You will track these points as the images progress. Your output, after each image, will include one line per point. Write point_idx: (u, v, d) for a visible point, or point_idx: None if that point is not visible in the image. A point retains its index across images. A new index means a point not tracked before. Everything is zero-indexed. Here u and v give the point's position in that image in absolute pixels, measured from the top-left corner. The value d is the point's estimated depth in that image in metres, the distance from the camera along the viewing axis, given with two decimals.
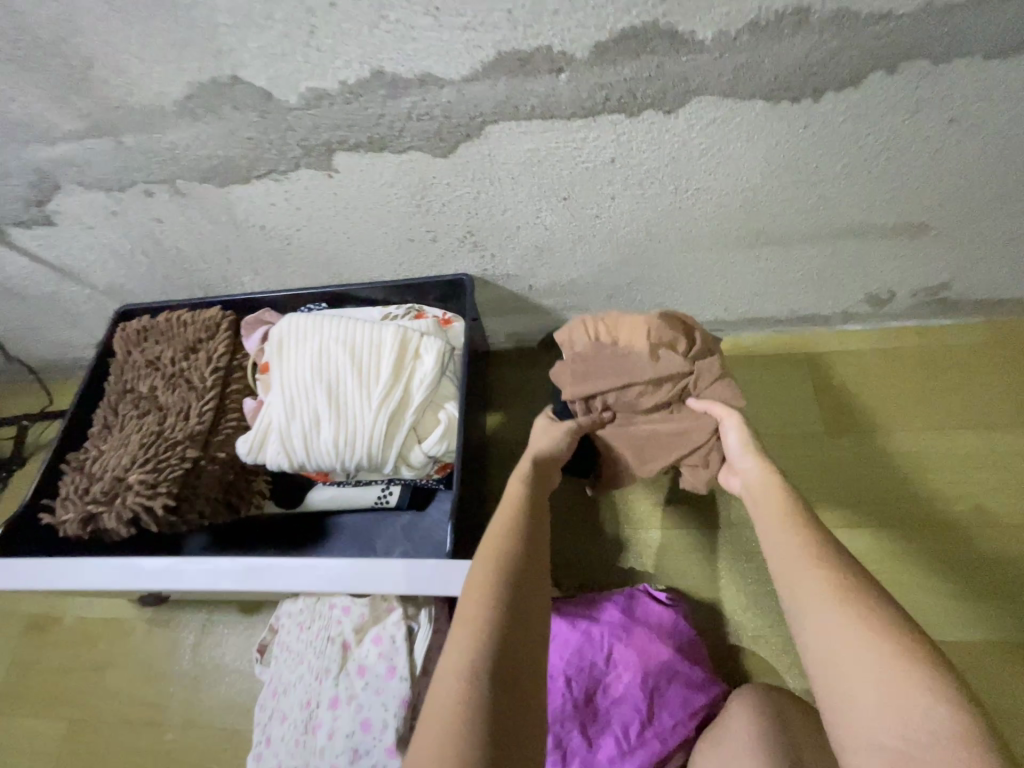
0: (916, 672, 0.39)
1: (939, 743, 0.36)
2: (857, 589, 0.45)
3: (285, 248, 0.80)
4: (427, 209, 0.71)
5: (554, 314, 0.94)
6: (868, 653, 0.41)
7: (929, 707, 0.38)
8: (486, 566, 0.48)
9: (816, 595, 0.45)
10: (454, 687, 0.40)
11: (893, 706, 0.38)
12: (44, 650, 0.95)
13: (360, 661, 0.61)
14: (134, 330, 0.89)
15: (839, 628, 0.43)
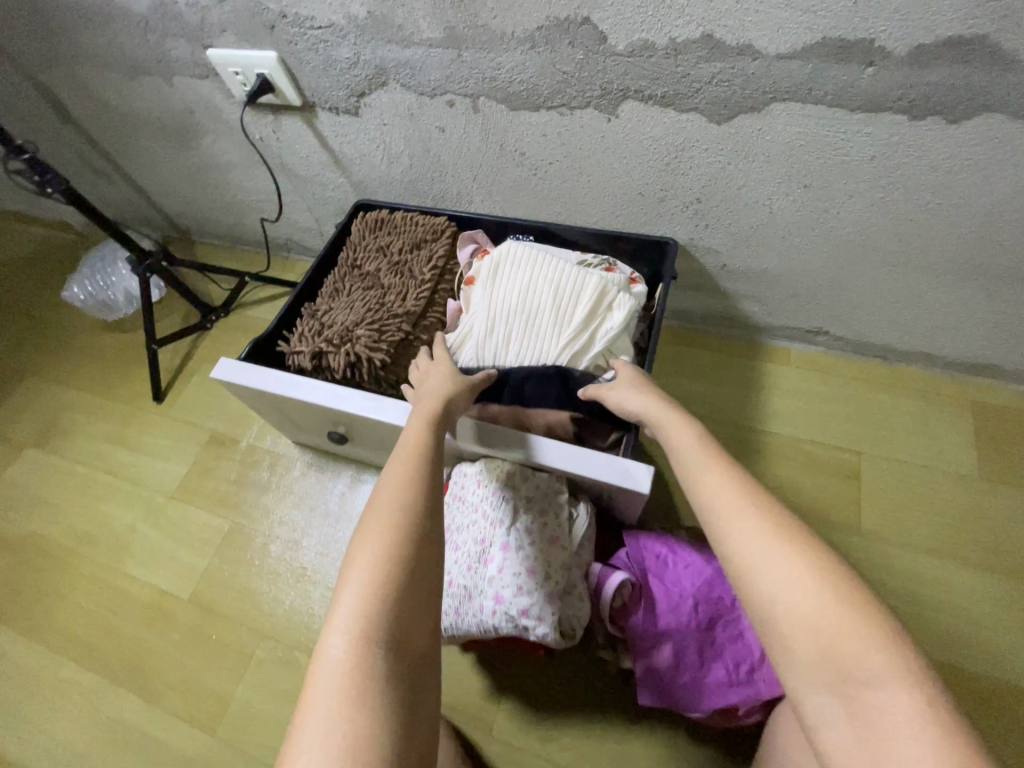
0: (858, 615, 0.42)
1: (900, 709, 0.38)
2: (793, 531, 0.47)
3: (527, 177, 0.92)
4: (673, 170, 0.81)
5: (731, 298, 1.01)
6: (810, 596, 0.43)
7: (875, 653, 0.40)
8: (368, 531, 0.51)
9: (768, 551, 0.46)
10: (338, 656, 0.43)
11: (843, 652, 0.41)
12: (218, 460, 1.13)
13: (531, 522, 0.70)
14: (372, 218, 1.04)
15: (795, 574, 0.44)
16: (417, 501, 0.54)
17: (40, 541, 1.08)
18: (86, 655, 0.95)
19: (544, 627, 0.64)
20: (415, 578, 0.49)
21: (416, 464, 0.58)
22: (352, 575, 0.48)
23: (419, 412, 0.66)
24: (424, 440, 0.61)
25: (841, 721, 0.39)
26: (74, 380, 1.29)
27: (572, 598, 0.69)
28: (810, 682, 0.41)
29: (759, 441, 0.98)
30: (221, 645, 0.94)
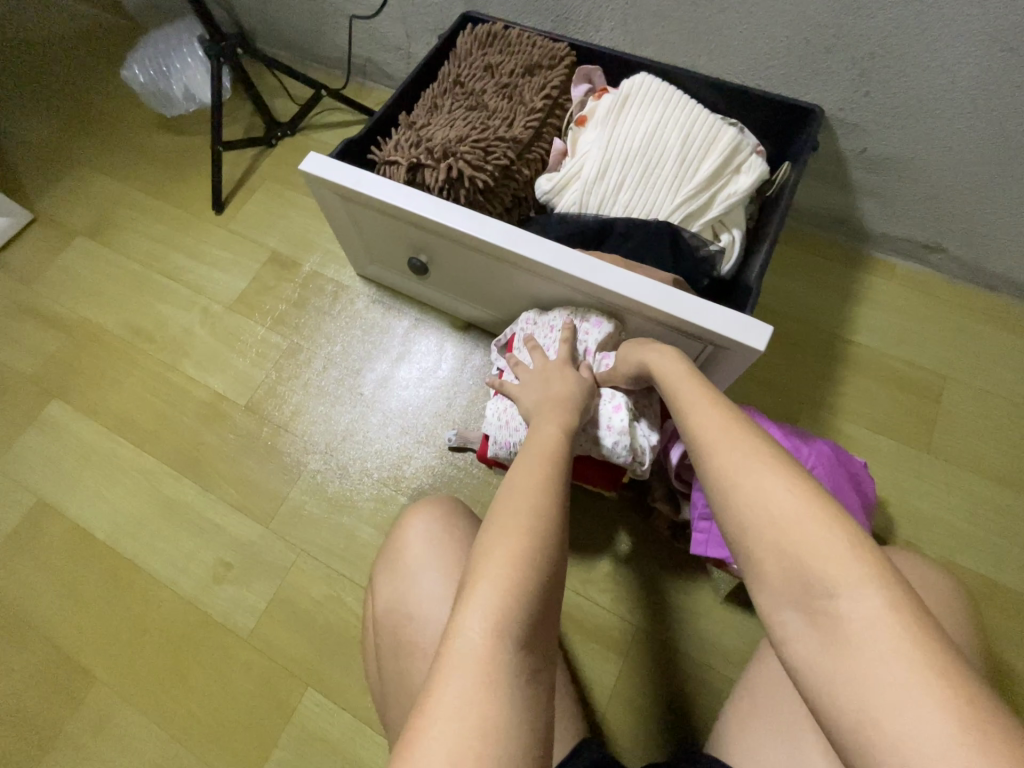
0: (827, 519, 0.37)
1: (869, 617, 0.33)
2: (767, 440, 0.43)
3: (676, 4, 0.81)
4: (858, 9, 0.71)
5: (855, 196, 0.93)
6: (778, 502, 0.38)
7: (844, 559, 0.35)
8: (503, 518, 0.44)
9: (743, 463, 0.41)
10: (476, 643, 0.37)
11: (810, 562, 0.36)
12: (279, 281, 1.09)
13: (601, 365, 0.75)
14: (483, 32, 0.92)
15: (773, 487, 0.39)
16: (555, 500, 0.47)
17: (95, 329, 1.07)
18: (144, 439, 0.97)
19: (610, 443, 0.70)
20: (550, 580, 0.42)
21: (551, 468, 0.51)
22: (486, 554, 0.42)
23: (551, 419, 0.61)
24: (555, 449, 0.55)
25: (805, 632, 0.35)
26: (125, 176, 1.21)
27: (642, 426, 0.72)
28: (776, 597, 0.37)
29: (845, 350, 0.95)
30: (276, 451, 0.95)
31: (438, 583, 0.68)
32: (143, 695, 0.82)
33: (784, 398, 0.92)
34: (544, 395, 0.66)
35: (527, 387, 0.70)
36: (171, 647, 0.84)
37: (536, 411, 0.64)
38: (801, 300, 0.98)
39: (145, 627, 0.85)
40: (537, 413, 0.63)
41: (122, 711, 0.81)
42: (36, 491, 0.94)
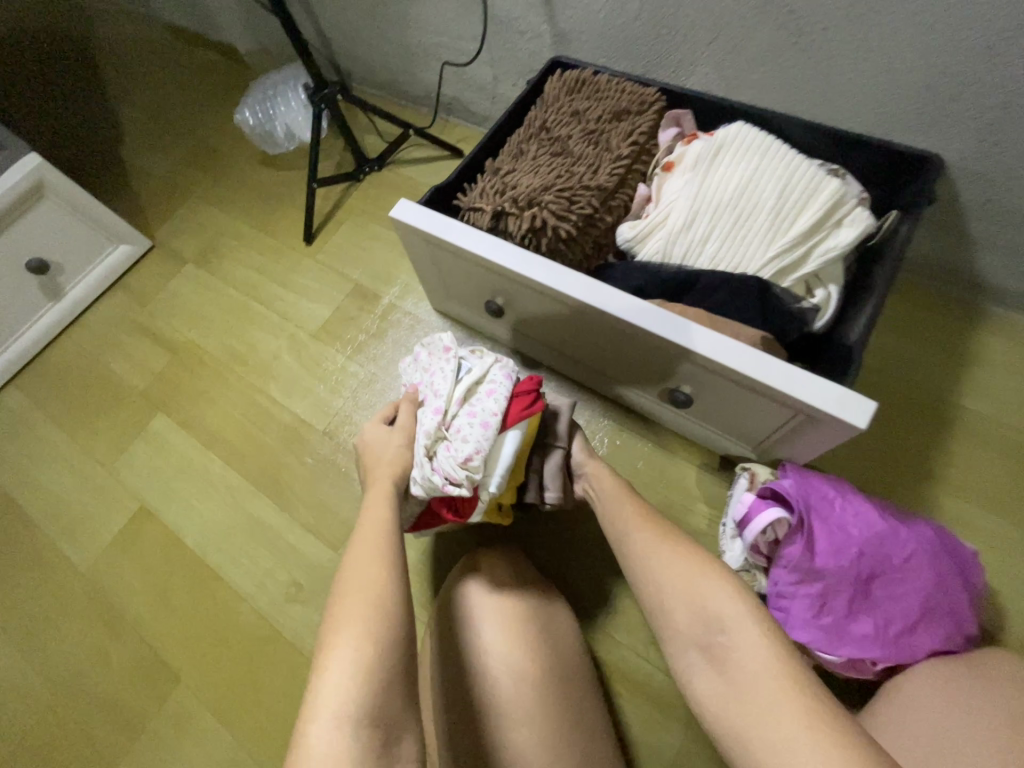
0: (718, 580, 0.57)
1: (753, 646, 0.50)
2: (677, 537, 0.64)
3: (780, 47, 0.77)
4: (994, 56, 0.65)
5: (971, 247, 0.85)
6: (681, 576, 0.59)
7: (726, 603, 0.54)
8: (334, 616, 0.48)
9: (662, 553, 0.62)
10: (319, 748, 0.40)
11: (710, 616, 0.55)
12: (361, 311, 1.15)
13: (423, 385, 0.74)
14: (572, 79, 0.93)
15: (677, 568, 0.60)
16: (385, 574, 0.52)
17: (198, 350, 1.17)
18: (233, 457, 1.04)
19: (422, 481, 0.67)
20: (389, 657, 0.46)
21: (390, 545, 0.55)
22: (335, 646, 0.46)
23: (380, 496, 0.63)
24: (391, 522, 0.58)
25: (706, 668, 0.53)
26: (231, 208, 1.33)
27: (446, 440, 0.68)
28: (687, 642, 0.56)
29: (953, 416, 0.86)
30: (349, 478, 0.99)
31: (499, 638, 0.67)
32: (221, 702, 0.87)
33: (877, 465, 0.85)
34: (372, 475, 0.68)
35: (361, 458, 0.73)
36: (247, 659, 0.89)
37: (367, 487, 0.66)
38: (900, 357, 0.91)
39: (225, 637, 0.91)
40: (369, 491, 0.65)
41: (201, 715, 0.87)
42: (140, 497, 1.04)
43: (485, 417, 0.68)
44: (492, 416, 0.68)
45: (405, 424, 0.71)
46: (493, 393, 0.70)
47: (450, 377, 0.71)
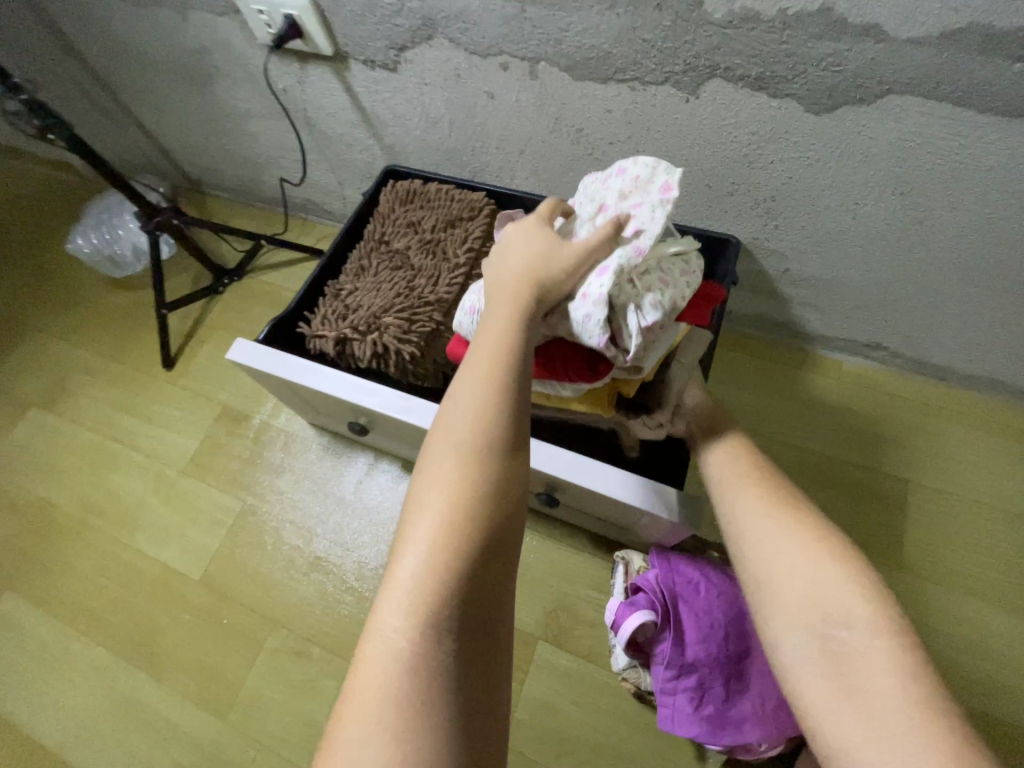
0: (850, 575, 0.45)
1: (873, 652, 0.41)
2: (807, 514, 0.50)
3: (581, 156, 0.82)
4: (751, 163, 0.72)
5: (787, 306, 0.93)
6: (804, 560, 0.47)
7: (856, 605, 0.43)
8: (428, 487, 0.38)
9: (786, 527, 0.50)
10: (393, 645, 0.33)
11: (833, 610, 0.44)
12: (231, 436, 1.08)
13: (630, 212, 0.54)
14: (404, 190, 0.93)
15: (809, 553, 0.47)
16: (495, 447, 0.39)
17: (50, 507, 1.05)
18: (98, 629, 0.94)
19: (600, 321, 0.48)
20: (490, 555, 0.36)
21: (501, 362, 0.42)
22: (419, 511, 0.38)
23: (503, 296, 0.47)
24: (513, 334, 0.44)
25: (814, 659, 0.43)
26: (78, 339, 1.22)
27: (642, 301, 0.50)
28: (792, 625, 0.45)
29: (802, 459, 0.93)
30: (232, 629, 0.91)
31: None
32: None
33: None
34: (500, 270, 0.51)
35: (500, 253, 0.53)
36: None
37: (490, 286, 0.50)
38: (750, 410, 0.97)
39: None
40: (499, 283, 0.49)
41: None
42: None
43: (678, 295, 0.53)
44: (681, 298, 0.53)
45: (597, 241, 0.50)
46: (687, 275, 0.55)
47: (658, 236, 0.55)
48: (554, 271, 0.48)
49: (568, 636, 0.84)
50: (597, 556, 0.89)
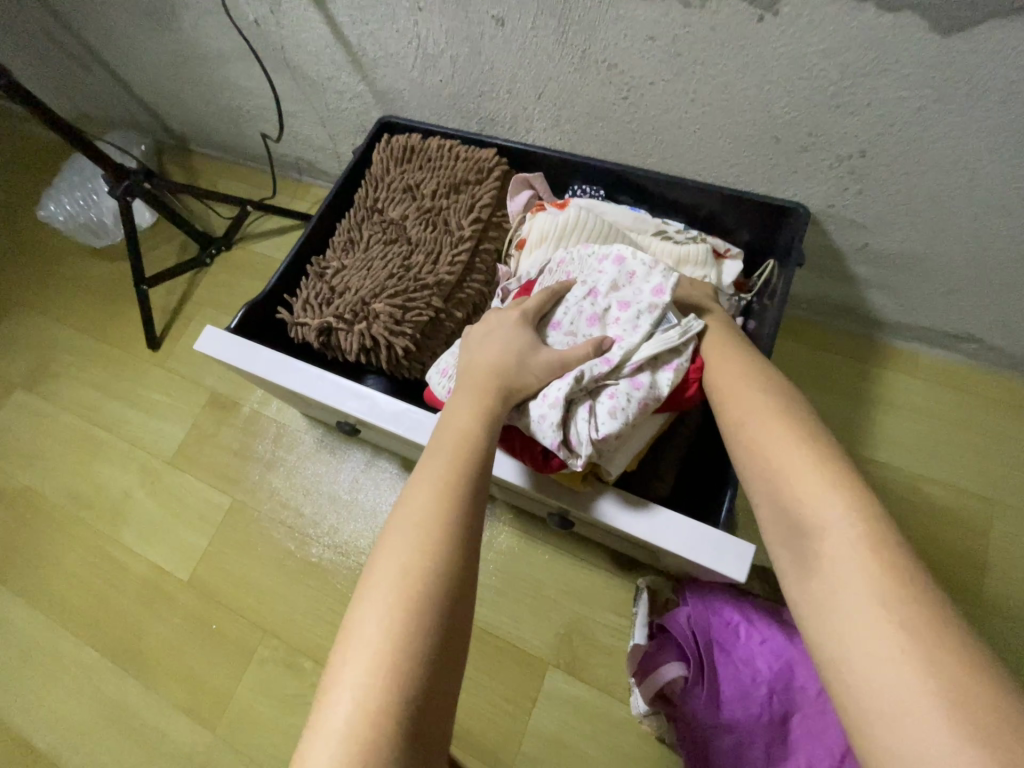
0: (818, 461, 0.39)
1: (848, 546, 0.35)
2: (784, 401, 0.44)
3: (613, 102, 0.66)
4: (838, 106, 0.55)
5: (859, 289, 0.77)
6: (777, 451, 0.41)
7: (822, 491, 0.38)
8: (372, 597, 0.34)
9: (756, 415, 0.44)
10: None
11: (798, 501, 0.38)
12: (219, 426, 1.00)
13: (614, 322, 0.52)
14: (400, 145, 0.79)
15: (779, 442, 0.41)
16: (446, 556, 0.36)
17: (36, 497, 1.00)
18: (86, 630, 0.89)
19: (554, 424, 0.47)
20: (436, 683, 0.33)
21: (458, 465, 0.40)
22: (356, 632, 0.33)
23: (466, 397, 0.46)
24: (473, 434, 0.43)
25: (789, 562, 0.38)
26: (61, 315, 1.14)
27: (596, 414, 0.48)
28: (772, 527, 0.40)
29: (864, 472, 0.79)
30: (221, 636, 0.85)
31: None
32: None
33: None
34: (469, 364, 0.50)
35: (472, 341, 0.52)
36: None
37: (460, 380, 0.49)
38: None
39: None
40: (464, 382, 0.48)
41: None
42: None
43: (650, 396, 0.48)
44: (655, 400, 0.48)
45: (574, 354, 0.49)
46: (671, 368, 0.49)
47: (639, 333, 0.50)
48: (520, 374, 0.48)
49: (582, 665, 0.75)
50: (618, 577, 0.78)
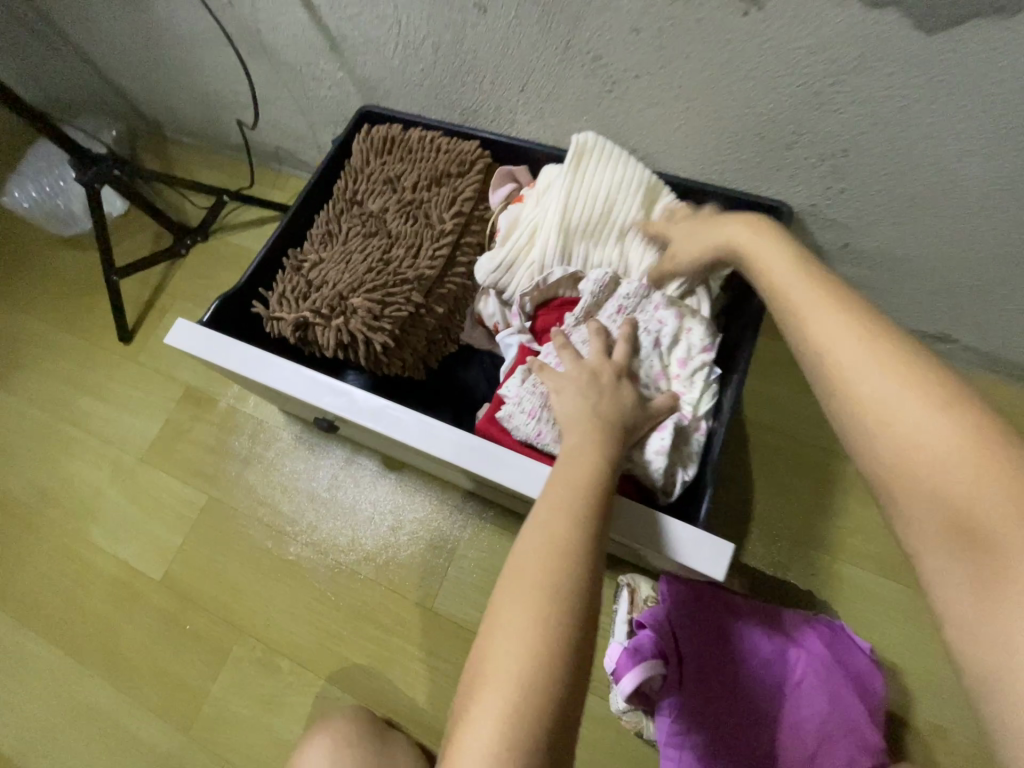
0: (939, 404, 0.31)
1: (997, 513, 0.27)
2: (889, 335, 0.35)
3: (599, 95, 0.65)
4: (822, 103, 0.55)
5: (840, 288, 0.77)
6: (884, 394, 0.33)
7: (956, 446, 0.30)
8: (501, 637, 0.36)
9: (856, 355, 0.35)
10: None
11: (919, 453, 0.31)
12: (195, 422, 0.97)
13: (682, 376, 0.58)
14: (381, 135, 0.77)
15: (886, 387, 0.33)
16: (572, 595, 0.37)
17: (1, 494, 0.96)
18: (54, 631, 0.86)
19: (661, 474, 0.53)
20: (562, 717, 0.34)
21: (586, 503, 0.41)
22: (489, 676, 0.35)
23: (581, 433, 0.47)
24: (598, 474, 0.44)
25: (911, 527, 0.31)
26: (28, 305, 1.09)
27: (684, 461, 0.55)
28: (880, 484, 0.33)
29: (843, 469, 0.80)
30: (195, 637, 0.83)
31: None
32: None
33: (777, 543, 0.76)
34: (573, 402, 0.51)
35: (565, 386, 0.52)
36: None
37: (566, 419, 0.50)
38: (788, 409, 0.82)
39: None
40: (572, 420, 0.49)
41: None
42: None
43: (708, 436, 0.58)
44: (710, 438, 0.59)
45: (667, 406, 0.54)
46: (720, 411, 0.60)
47: (704, 389, 0.57)
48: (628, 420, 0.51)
49: None
50: (601, 574, 0.78)
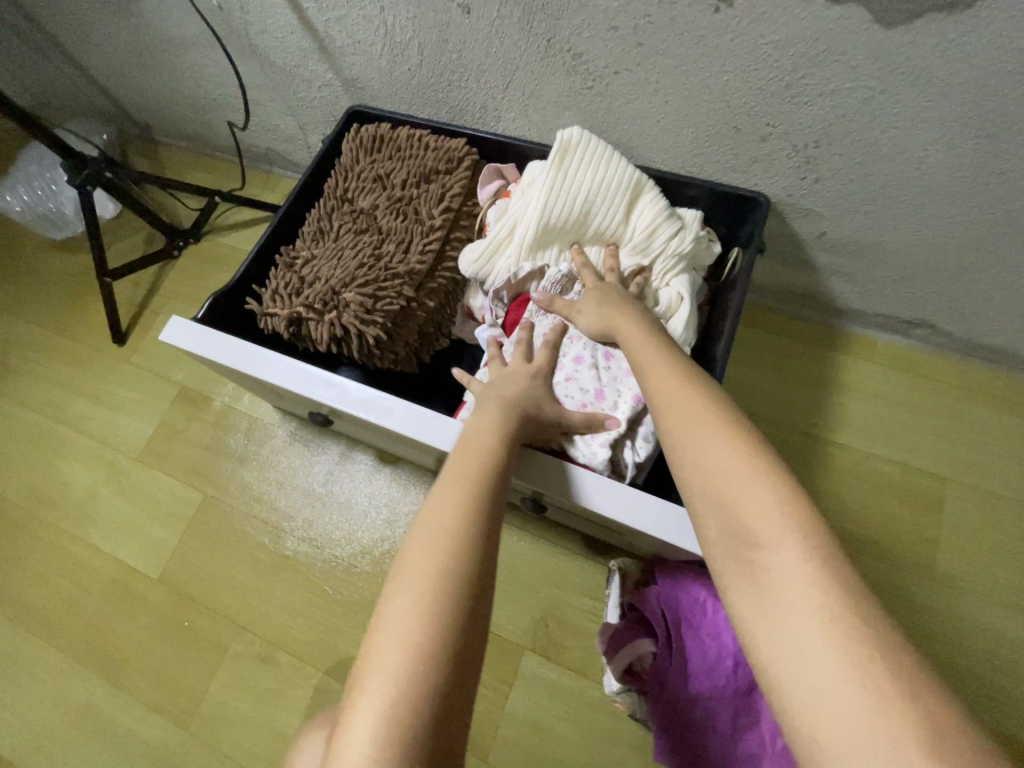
0: (765, 478, 0.37)
1: (799, 579, 0.34)
2: (729, 415, 0.41)
3: (580, 91, 0.67)
4: (792, 95, 0.57)
5: (819, 276, 0.80)
6: (721, 464, 0.39)
7: (777, 521, 0.36)
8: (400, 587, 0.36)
9: (705, 431, 0.41)
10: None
11: (745, 522, 0.37)
12: (189, 421, 0.98)
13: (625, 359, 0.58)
14: (370, 134, 0.78)
15: (728, 458, 0.39)
16: (470, 548, 0.37)
17: None
18: (51, 632, 0.87)
19: (603, 459, 0.54)
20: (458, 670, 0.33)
21: (471, 478, 0.42)
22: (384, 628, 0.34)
23: (484, 410, 0.50)
24: (486, 448, 0.44)
25: (740, 586, 0.36)
26: (20, 309, 1.10)
27: (632, 441, 0.56)
28: (722, 552, 0.38)
29: (827, 452, 0.82)
30: (193, 633, 0.84)
31: None
32: None
33: None
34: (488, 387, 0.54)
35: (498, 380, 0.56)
36: None
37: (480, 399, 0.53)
38: (772, 396, 0.85)
39: None
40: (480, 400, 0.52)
41: None
42: None
43: None
44: None
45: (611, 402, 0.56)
46: None
47: None
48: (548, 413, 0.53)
49: (557, 647, 0.76)
50: (592, 560, 0.80)
